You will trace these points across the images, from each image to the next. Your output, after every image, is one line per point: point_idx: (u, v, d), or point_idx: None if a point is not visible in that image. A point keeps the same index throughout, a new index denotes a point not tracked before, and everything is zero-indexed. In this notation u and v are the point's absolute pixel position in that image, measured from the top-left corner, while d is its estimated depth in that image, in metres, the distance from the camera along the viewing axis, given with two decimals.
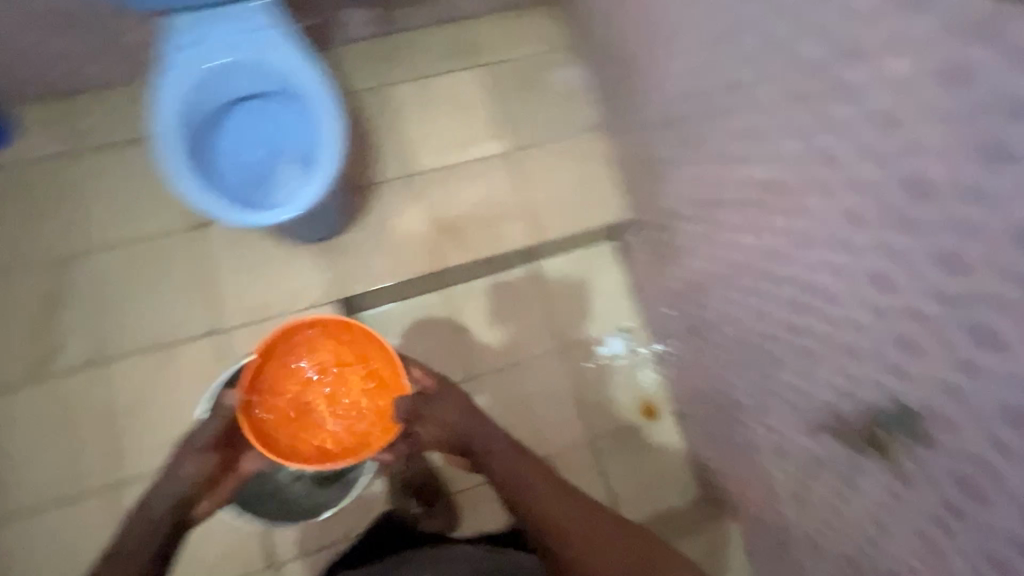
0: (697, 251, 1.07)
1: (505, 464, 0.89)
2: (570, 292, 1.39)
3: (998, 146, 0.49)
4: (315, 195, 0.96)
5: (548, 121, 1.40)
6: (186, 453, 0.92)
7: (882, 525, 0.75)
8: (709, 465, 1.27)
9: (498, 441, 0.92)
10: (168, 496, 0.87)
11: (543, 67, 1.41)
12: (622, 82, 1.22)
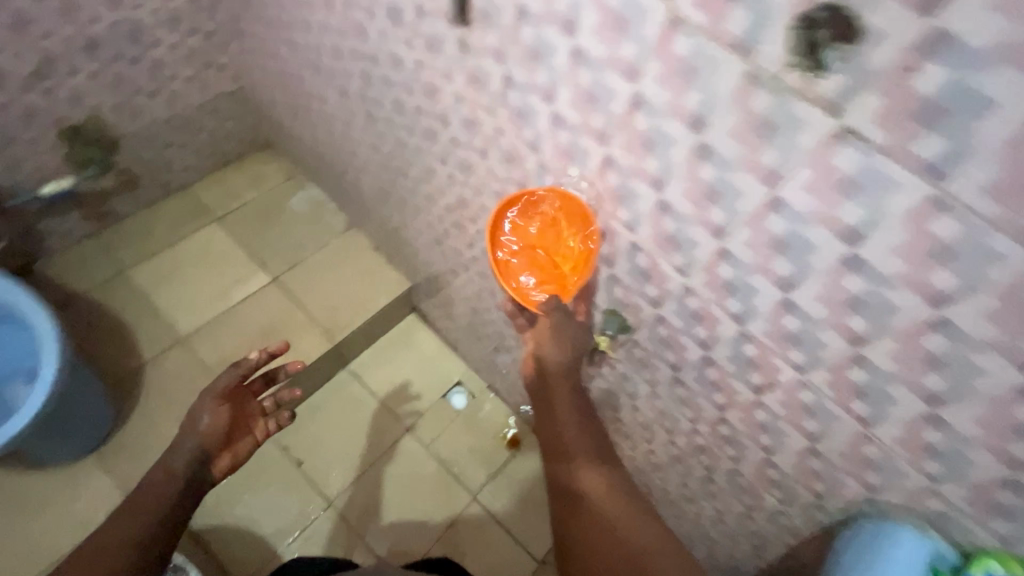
0: (458, 281, 1.19)
1: (564, 434, 0.75)
2: (389, 376, 1.43)
3: (519, 108, 0.69)
4: (29, 413, 0.89)
5: (301, 238, 1.46)
6: (204, 406, 0.78)
7: (664, 412, 0.88)
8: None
9: (572, 408, 0.75)
10: (186, 454, 0.75)
11: (277, 198, 1.51)
12: (341, 182, 1.36)
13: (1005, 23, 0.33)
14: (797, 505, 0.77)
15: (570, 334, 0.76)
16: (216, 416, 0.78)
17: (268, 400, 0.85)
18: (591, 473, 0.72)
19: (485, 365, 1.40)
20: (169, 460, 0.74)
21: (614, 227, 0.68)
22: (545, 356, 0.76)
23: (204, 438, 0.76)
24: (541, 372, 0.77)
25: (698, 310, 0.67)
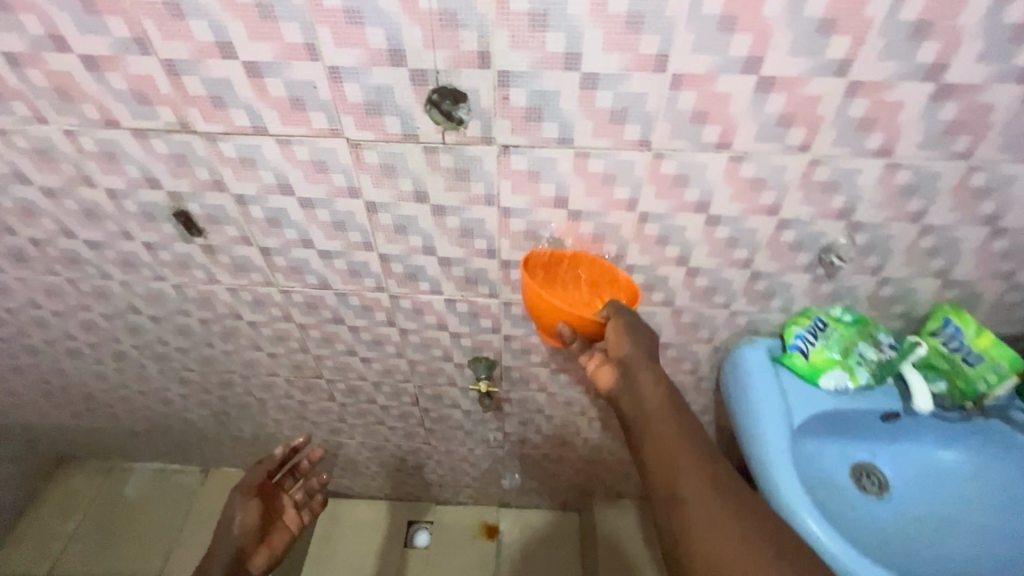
0: (344, 435, 1.18)
1: (669, 444, 0.58)
2: (347, 570, 1.35)
3: (292, 267, 0.76)
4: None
5: (163, 521, 1.28)
6: (235, 505, 0.90)
7: (567, 401, 1.00)
8: (549, 493, 1.37)
9: (662, 397, 0.60)
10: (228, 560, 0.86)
11: (108, 504, 1.30)
12: (168, 438, 1.24)
13: (526, 53, 0.51)
14: (689, 389, 0.94)
15: (632, 323, 0.64)
16: (249, 512, 0.90)
17: (299, 491, 0.98)
18: (695, 452, 0.57)
19: (420, 489, 1.39)
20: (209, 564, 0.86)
21: (426, 299, 0.79)
22: (624, 359, 0.62)
23: (242, 535, 0.88)
24: (622, 370, 0.63)
25: (524, 312, 0.80)
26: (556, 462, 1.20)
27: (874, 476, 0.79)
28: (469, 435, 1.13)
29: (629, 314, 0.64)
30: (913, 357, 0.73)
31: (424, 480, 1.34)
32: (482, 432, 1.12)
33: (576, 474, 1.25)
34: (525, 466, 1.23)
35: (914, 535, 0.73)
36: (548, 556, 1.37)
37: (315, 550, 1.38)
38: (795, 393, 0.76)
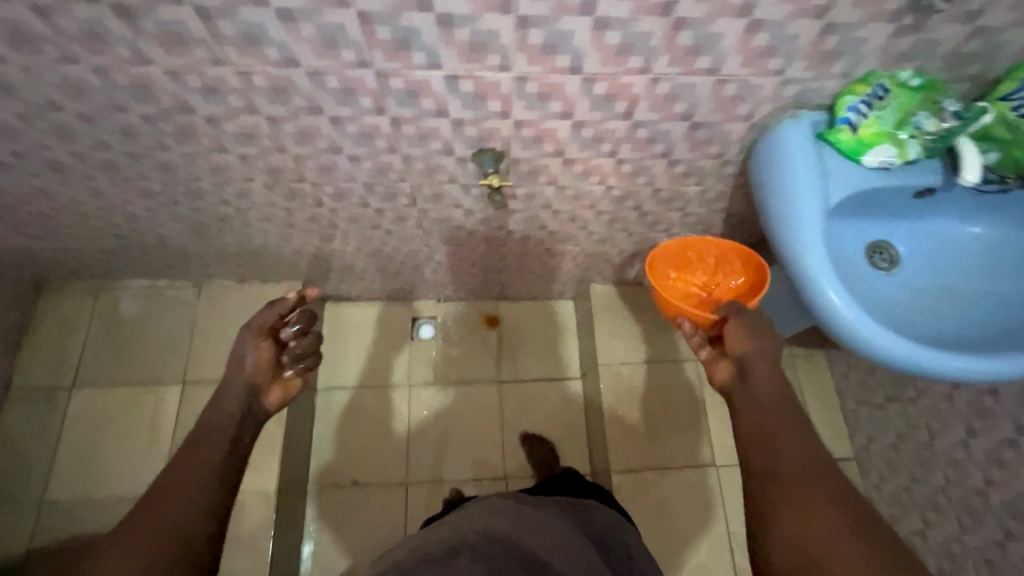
0: (338, 243, 1.12)
1: (775, 432, 0.59)
2: (359, 361, 1.44)
3: (243, 34, 0.59)
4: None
5: (167, 331, 1.28)
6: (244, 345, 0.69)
7: (577, 195, 0.93)
8: (547, 285, 1.41)
9: (777, 393, 0.63)
10: (240, 396, 0.66)
11: (104, 322, 1.28)
12: (145, 255, 1.16)
13: None
14: (710, 176, 0.88)
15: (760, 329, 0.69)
16: (262, 353, 0.70)
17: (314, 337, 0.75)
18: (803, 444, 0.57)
19: (420, 289, 1.41)
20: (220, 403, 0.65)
21: (421, 76, 0.65)
22: (745, 357, 0.67)
23: (254, 379, 0.68)
24: (742, 368, 0.67)
25: (541, 89, 0.67)
26: (559, 257, 1.20)
27: (887, 252, 0.79)
28: (470, 236, 1.09)
29: (749, 313, 0.71)
30: (976, 125, 0.66)
31: (424, 281, 1.35)
32: (484, 232, 1.07)
33: (575, 268, 1.27)
34: (527, 263, 1.24)
35: (914, 305, 0.76)
36: (546, 338, 1.49)
37: (326, 346, 1.45)
38: (836, 168, 0.70)
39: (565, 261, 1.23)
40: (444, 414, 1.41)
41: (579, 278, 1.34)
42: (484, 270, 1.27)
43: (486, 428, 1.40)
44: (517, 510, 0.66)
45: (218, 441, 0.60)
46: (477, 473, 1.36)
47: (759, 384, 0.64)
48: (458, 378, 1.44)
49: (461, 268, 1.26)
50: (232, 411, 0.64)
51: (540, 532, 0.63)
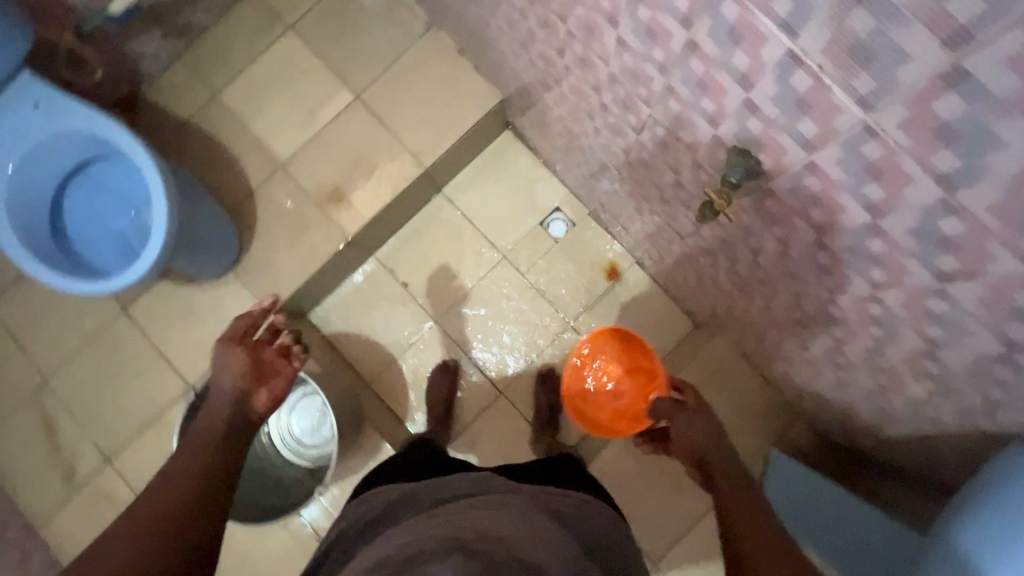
0: (550, 97, 0.98)
1: (744, 513, 0.66)
2: (486, 197, 1.40)
3: None
4: (158, 236, 0.97)
5: (377, 43, 1.29)
6: (220, 353, 0.77)
7: (795, 275, 0.71)
8: (686, 295, 1.22)
9: (740, 476, 0.72)
10: (230, 401, 0.73)
11: None
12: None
13: None
14: (954, 399, 0.63)
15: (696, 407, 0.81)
16: (236, 359, 0.76)
17: (285, 338, 0.80)
18: (762, 518, 0.65)
19: (583, 191, 1.28)
20: (213, 404, 0.73)
21: (761, 27, 0.45)
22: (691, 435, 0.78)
23: (238, 383, 0.74)
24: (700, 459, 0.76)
25: (877, 160, 0.45)
26: (717, 292, 1.00)
27: None
28: (660, 203, 0.92)
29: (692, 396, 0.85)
30: None
31: (591, 190, 1.21)
32: (675, 210, 0.88)
33: (722, 313, 1.06)
34: (685, 269, 1.06)
35: None
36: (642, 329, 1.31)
37: (473, 163, 1.40)
38: None
39: (718, 300, 1.02)
40: (508, 302, 1.38)
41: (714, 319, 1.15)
42: (646, 234, 1.10)
43: (524, 344, 1.37)
44: (494, 504, 0.62)
45: (208, 440, 0.68)
46: (487, 367, 1.37)
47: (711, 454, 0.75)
48: (543, 290, 1.37)
49: (628, 214, 1.10)
50: (220, 420, 0.71)
51: (534, 534, 0.57)
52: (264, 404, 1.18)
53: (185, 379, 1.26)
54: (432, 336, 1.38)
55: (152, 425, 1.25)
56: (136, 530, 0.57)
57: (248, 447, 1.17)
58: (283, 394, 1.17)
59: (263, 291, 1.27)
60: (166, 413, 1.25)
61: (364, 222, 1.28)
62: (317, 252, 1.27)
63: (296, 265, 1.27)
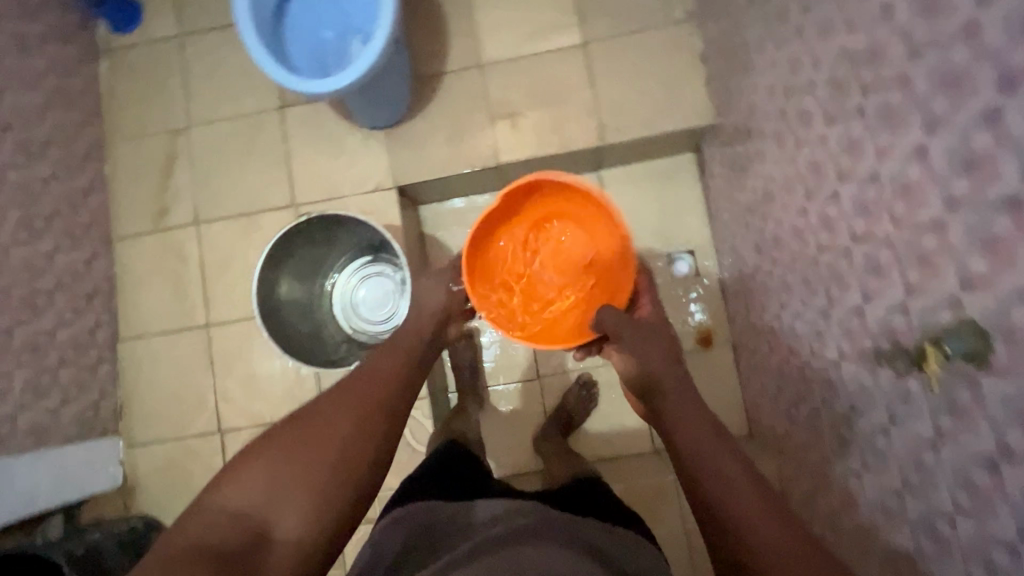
0: (773, 153, 0.94)
1: (733, 493, 0.61)
2: (635, 203, 1.38)
3: None
4: (365, 65, 0.99)
5: (631, 10, 1.27)
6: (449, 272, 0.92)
7: (928, 466, 0.65)
8: (761, 397, 1.19)
9: (717, 442, 0.67)
10: (436, 323, 0.87)
11: None
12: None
13: None
14: None
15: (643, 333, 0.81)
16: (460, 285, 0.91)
17: None
18: (724, 459, 0.65)
19: (729, 252, 1.25)
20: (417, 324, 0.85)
21: None
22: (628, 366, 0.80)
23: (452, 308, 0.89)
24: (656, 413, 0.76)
25: None
26: (810, 422, 0.95)
27: None
28: (814, 308, 0.88)
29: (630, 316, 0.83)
30: None
31: (743, 253, 1.16)
32: (829, 328, 0.83)
33: (798, 440, 1.01)
34: (789, 380, 1.02)
35: None
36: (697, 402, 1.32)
37: (643, 166, 1.39)
38: None
39: (804, 429, 0.98)
40: None
41: (778, 440, 1.11)
42: (773, 327, 1.05)
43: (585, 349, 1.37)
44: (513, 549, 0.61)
45: (379, 391, 0.70)
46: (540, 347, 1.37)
47: (675, 414, 0.73)
48: None
49: (768, 299, 1.06)
50: (400, 366, 0.75)
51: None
52: (351, 260, 1.22)
53: (295, 196, 1.30)
54: None
55: (248, 216, 1.31)
56: (299, 443, 0.63)
57: (315, 285, 1.21)
58: (365, 259, 1.22)
59: (402, 163, 1.29)
60: (265, 214, 1.30)
61: (524, 157, 1.28)
62: (467, 158, 1.27)
63: (443, 158, 1.28)
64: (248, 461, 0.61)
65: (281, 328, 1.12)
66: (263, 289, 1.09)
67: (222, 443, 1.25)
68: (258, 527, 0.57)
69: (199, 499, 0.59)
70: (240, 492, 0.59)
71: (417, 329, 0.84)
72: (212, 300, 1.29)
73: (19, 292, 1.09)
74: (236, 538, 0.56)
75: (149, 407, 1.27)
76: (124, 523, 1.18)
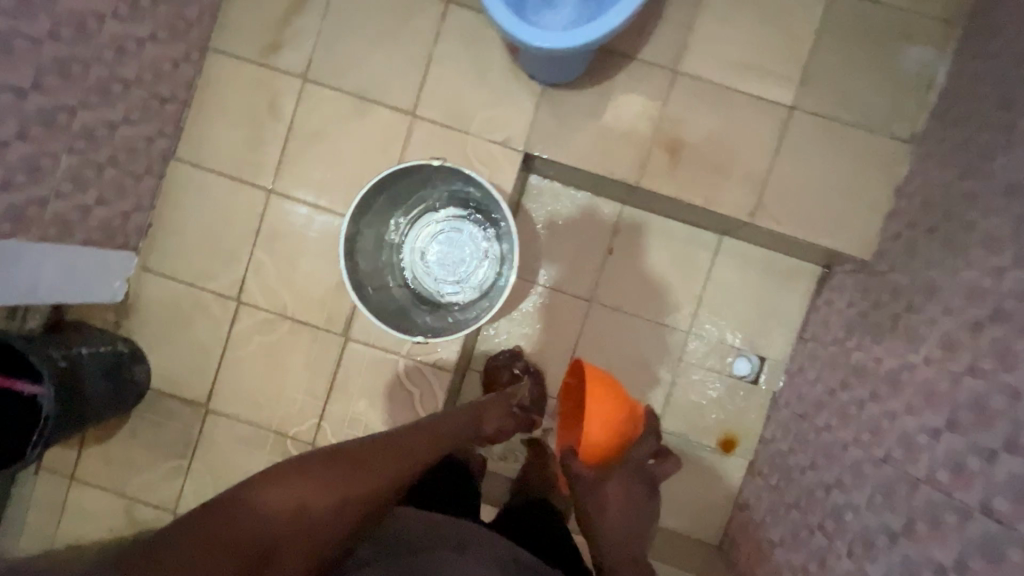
0: (934, 350, 0.85)
1: None
2: (735, 285, 1.29)
3: None
4: (559, 43, 0.89)
5: (852, 101, 1.12)
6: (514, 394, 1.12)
7: None
8: (752, 526, 1.18)
9: None
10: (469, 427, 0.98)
11: (885, 36, 1.12)
12: (989, 101, 0.93)
13: None
14: None
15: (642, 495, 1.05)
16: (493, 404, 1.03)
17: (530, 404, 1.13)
18: None
19: (800, 384, 1.19)
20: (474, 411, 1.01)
21: None
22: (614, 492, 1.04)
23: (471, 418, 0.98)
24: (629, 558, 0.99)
25: None
26: None
27: None
28: (879, 519, 0.83)
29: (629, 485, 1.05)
30: None
31: (822, 402, 1.10)
32: (890, 553, 0.79)
33: None
34: (802, 547, 0.98)
35: None
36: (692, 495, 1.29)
37: (764, 253, 1.28)
38: None
39: None
40: (645, 360, 1.30)
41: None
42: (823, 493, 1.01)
43: None
44: None
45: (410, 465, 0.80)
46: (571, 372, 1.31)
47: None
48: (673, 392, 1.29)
49: (827, 467, 1.00)
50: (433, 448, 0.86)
51: None
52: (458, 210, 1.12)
53: (417, 106, 1.16)
54: (574, 307, 1.30)
55: (359, 99, 1.16)
56: (342, 479, 0.72)
57: (404, 216, 1.11)
58: (461, 212, 1.12)
59: (541, 130, 1.15)
60: (377, 108, 1.16)
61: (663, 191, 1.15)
62: (608, 162, 1.15)
63: (587, 150, 1.15)
64: (283, 474, 0.68)
65: (353, 257, 1.03)
66: (354, 213, 0.98)
67: (233, 312, 1.18)
68: (274, 541, 0.63)
69: (230, 492, 0.64)
70: (275, 502, 0.65)
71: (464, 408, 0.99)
72: (285, 166, 1.17)
73: (97, 72, 0.95)
74: (255, 540, 0.61)
75: (175, 241, 1.18)
76: (108, 344, 1.11)
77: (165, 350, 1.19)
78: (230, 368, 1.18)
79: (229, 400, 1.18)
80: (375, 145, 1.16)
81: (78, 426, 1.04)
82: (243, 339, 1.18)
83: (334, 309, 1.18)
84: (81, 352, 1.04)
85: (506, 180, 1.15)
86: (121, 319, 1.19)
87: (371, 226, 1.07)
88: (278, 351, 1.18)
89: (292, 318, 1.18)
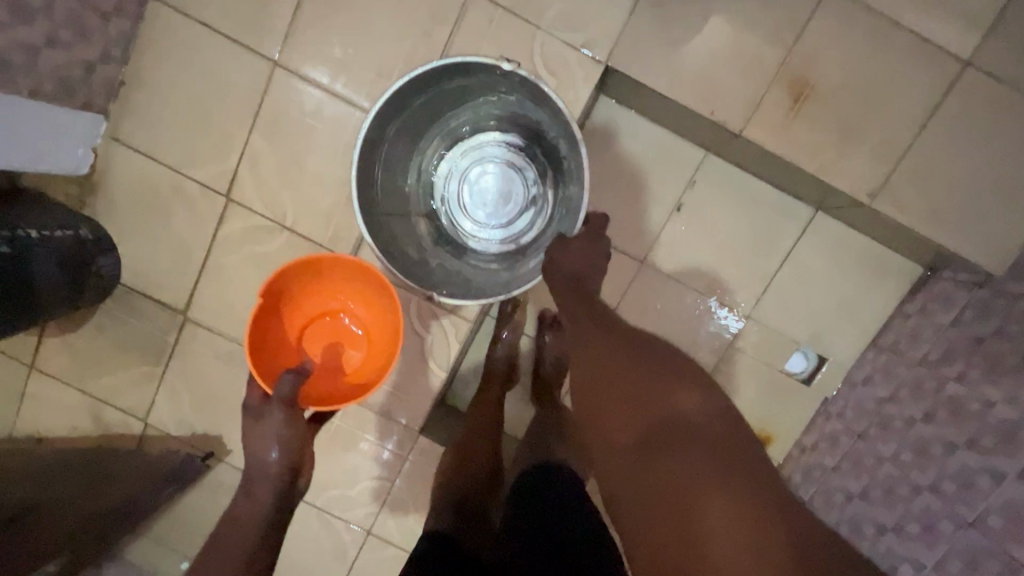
0: None
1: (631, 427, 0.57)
2: (814, 272, 1.09)
3: None
4: None
5: None
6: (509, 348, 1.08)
7: None
8: None
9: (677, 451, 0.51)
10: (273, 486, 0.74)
11: None
12: None
13: None
14: None
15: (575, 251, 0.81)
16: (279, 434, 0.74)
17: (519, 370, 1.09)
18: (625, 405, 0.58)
19: (864, 398, 1.04)
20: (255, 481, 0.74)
21: None
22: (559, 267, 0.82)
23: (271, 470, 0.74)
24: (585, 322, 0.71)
25: None
26: None
27: None
28: None
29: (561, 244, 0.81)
30: None
31: (892, 429, 0.94)
32: None
33: None
34: None
35: None
36: None
37: (860, 239, 1.07)
38: None
39: None
40: (691, 339, 1.12)
41: None
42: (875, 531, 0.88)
43: None
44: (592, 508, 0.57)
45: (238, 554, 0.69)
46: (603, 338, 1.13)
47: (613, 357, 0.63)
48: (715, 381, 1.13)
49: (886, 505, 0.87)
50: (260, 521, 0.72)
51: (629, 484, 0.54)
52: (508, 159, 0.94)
53: None
54: (621, 266, 1.10)
55: None
56: None
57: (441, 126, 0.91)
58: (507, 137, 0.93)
59: (632, 39, 0.88)
60: None
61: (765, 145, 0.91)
62: (709, 96, 0.89)
63: (686, 75, 0.89)
64: None
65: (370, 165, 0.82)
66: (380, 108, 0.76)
67: (220, 209, 0.98)
68: None
69: None
70: None
71: (253, 472, 0.74)
72: (297, 33, 0.91)
73: None
74: None
75: (153, 109, 0.95)
76: (66, 228, 0.91)
77: (138, 242, 1.00)
78: (213, 275, 1.00)
79: (210, 311, 1.02)
80: (415, 23, 0.90)
81: (29, 320, 0.88)
82: (231, 243, 0.99)
83: (342, 226, 0.98)
84: (30, 235, 0.84)
85: (572, 97, 0.90)
86: (87, 196, 0.98)
87: (396, 129, 0.85)
88: (271, 265, 0.99)
89: (291, 229, 0.98)
